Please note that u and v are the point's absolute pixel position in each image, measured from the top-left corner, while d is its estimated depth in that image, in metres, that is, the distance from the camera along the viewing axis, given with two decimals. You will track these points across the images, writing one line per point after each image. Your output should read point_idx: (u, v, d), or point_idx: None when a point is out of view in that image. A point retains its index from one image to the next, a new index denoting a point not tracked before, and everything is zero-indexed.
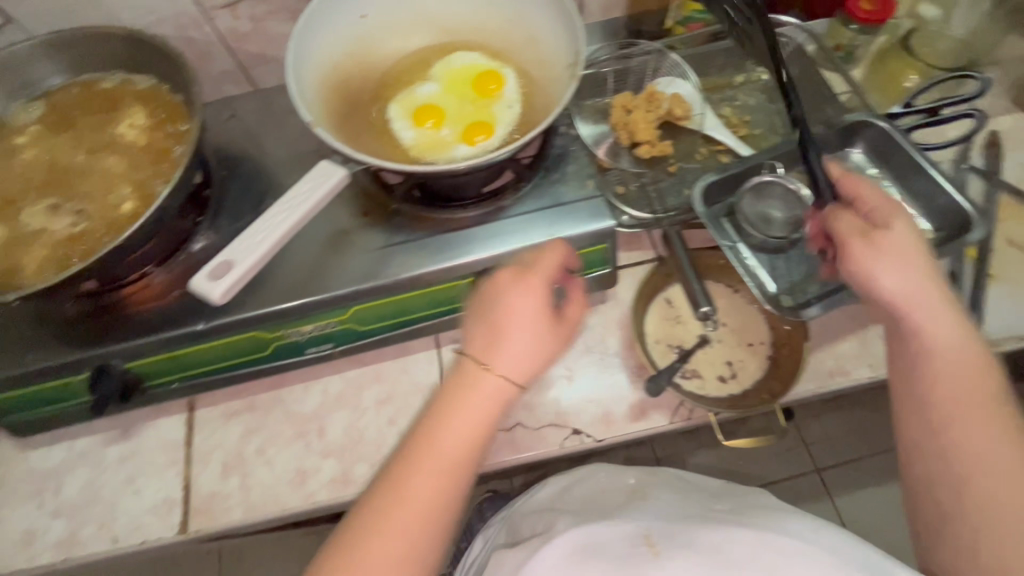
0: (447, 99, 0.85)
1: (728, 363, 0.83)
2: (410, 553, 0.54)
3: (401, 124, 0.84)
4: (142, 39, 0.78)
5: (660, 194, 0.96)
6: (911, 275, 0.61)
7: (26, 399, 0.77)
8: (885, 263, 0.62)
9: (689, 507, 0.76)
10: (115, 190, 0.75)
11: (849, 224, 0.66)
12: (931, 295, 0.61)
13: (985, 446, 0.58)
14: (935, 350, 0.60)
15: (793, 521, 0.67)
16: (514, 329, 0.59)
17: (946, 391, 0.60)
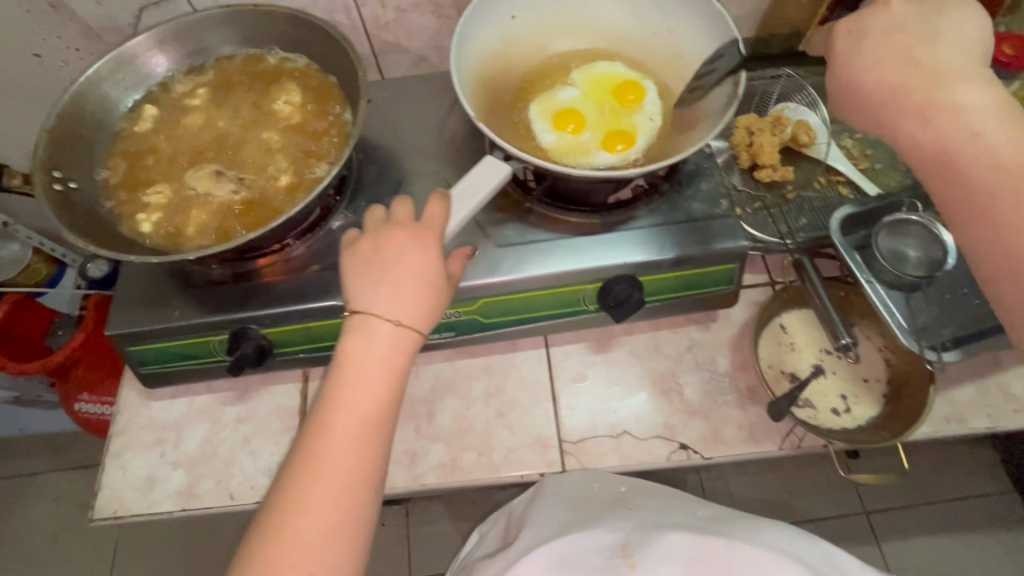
0: (588, 105, 0.87)
1: (843, 397, 0.83)
2: (349, 503, 0.52)
3: (542, 125, 0.85)
4: (311, 23, 0.82)
5: (776, 217, 0.95)
6: (890, 36, 0.60)
7: (165, 353, 0.80)
8: (847, 55, 0.62)
9: (682, 514, 0.85)
10: (273, 163, 0.80)
11: (824, 41, 0.68)
12: (891, 47, 0.59)
13: (1001, 135, 0.52)
14: (897, 79, 0.58)
15: (764, 533, 0.79)
16: (405, 289, 0.60)
17: (930, 105, 0.56)
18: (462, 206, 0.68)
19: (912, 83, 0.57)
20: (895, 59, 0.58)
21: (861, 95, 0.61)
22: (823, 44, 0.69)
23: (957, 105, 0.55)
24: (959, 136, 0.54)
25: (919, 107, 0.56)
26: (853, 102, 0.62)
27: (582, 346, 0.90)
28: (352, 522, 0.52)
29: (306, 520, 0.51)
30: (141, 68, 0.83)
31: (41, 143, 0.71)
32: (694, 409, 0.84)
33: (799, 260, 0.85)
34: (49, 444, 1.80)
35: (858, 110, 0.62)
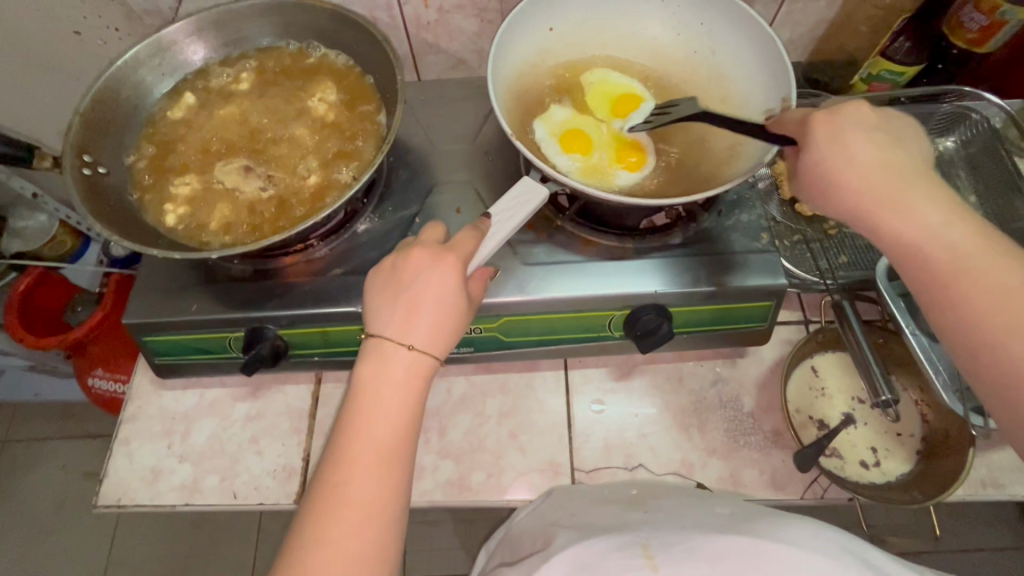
0: (587, 122, 0.82)
1: (873, 450, 0.79)
2: (371, 538, 0.51)
3: (549, 151, 0.79)
4: (353, 19, 0.80)
5: (816, 253, 0.90)
6: (852, 138, 0.58)
7: (181, 346, 0.79)
8: (817, 147, 0.59)
9: (693, 513, 0.66)
10: (302, 162, 0.79)
11: (793, 122, 0.63)
12: (857, 138, 0.58)
13: (960, 235, 0.54)
14: (863, 174, 0.57)
15: (793, 530, 0.59)
16: (425, 313, 0.57)
17: (894, 205, 0.56)
18: (501, 226, 0.66)
19: (877, 182, 0.56)
20: (863, 156, 0.57)
21: (828, 185, 0.59)
22: (790, 122, 0.63)
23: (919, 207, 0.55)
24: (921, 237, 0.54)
25: (885, 207, 0.56)
26: (817, 190, 0.60)
27: (602, 371, 0.87)
28: (376, 563, 0.50)
29: (326, 553, 0.49)
30: (179, 55, 0.82)
31: (75, 126, 0.71)
32: (715, 448, 0.81)
33: (840, 304, 0.80)
34: (60, 411, 1.83)
35: (825, 199, 0.60)
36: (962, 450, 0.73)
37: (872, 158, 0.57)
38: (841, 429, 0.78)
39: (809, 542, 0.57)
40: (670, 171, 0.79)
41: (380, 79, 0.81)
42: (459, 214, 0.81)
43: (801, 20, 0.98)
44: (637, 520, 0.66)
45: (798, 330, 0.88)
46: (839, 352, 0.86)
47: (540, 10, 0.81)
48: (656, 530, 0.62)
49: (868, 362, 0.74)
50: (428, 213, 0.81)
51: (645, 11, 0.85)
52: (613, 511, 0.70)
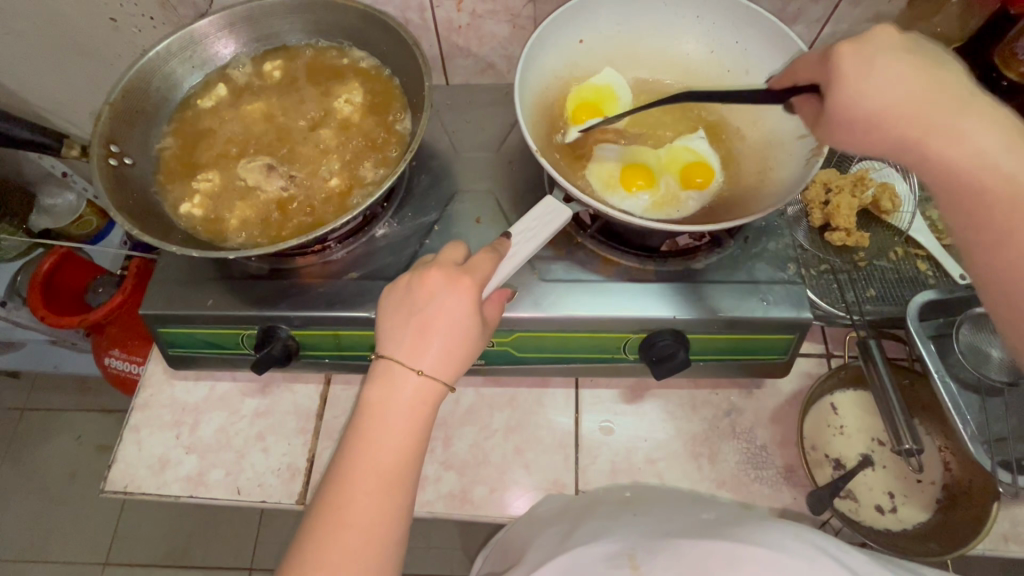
0: (638, 154, 0.79)
1: (890, 494, 0.76)
2: (371, 561, 0.51)
3: (616, 198, 0.75)
4: (381, 18, 0.79)
5: (843, 285, 0.87)
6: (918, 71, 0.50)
7: (195, 339, 0.79)
8: (855, 79, 0.51)
9: (680, 519, 0.64)
10: (324, 165, 0.78)
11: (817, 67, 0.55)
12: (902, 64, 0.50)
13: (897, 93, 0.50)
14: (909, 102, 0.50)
15: (768, 532, 0.56)
16: (437, 337, 0.56)
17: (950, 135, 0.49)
18: (522, 246, 0.66)
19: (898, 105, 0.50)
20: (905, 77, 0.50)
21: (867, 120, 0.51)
22: (808, 67, 0.57)
23: (970, 133, 0.49)
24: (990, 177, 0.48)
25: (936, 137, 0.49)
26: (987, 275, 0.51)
27: (614, 393, 0.86)
28: None
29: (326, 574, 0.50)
30: (208, 49, 0.82)
31: (104, 117, 0.71)
32: (724, 480, 0.79)
33: (866, 342, 0.76)
34: (76, 385, 1.86)
35: (858, 138, 0.53)
36: (984, 503, 0.71)
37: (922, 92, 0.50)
38: (858, 471, 0.75)
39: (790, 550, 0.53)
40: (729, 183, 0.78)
41: (408, 83, 0.81)
42: (479, 224, 0.80)
43: (844, 42, 0.94)
44: (627, 523, 0.65)
45: (819, 364, 0.86)
46: (862, 390, 0.83)
47: (571, 21, 0.79)
48: (641, 536, 0.60)
49: (891, 408, 0.71)
50: (448, 221, 0.80)
51: (680, 27, 0.82)
52: (604, 515, 0.69)
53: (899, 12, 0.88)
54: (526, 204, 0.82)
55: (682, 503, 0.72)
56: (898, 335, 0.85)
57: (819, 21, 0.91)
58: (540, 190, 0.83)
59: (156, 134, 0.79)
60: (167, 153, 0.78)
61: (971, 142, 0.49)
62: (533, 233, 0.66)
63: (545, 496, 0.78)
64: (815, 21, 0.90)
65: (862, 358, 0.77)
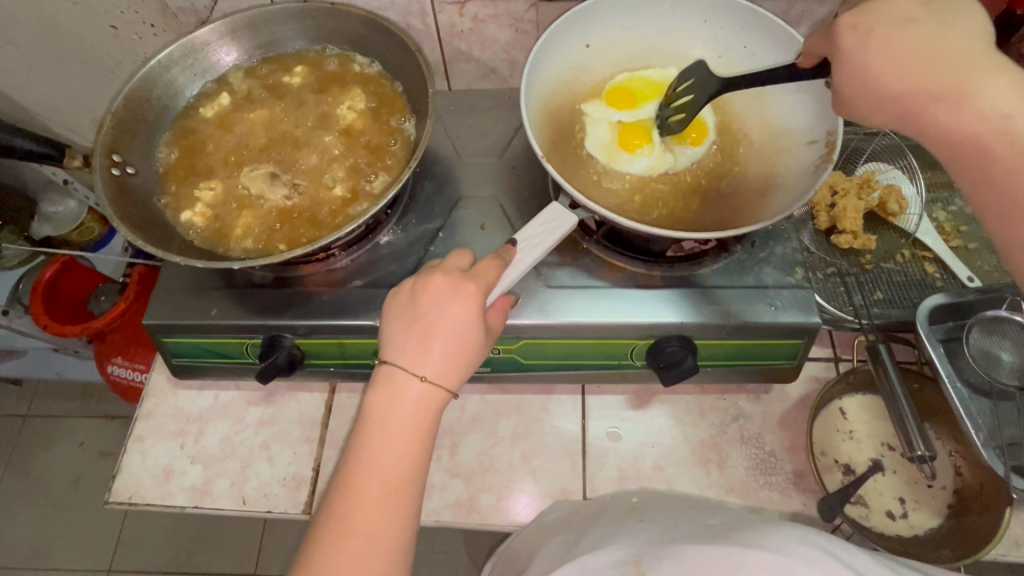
0: (634, 113, 0.80)
1: (900, 500, 0.76)
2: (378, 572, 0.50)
3: (620, 161, 0.78)
4: (384, 24, 0.79)
5: (850, 288, 0.86)
6: (884, 34, 0.49)
7: (198, 348, 0.79)
8: (852, 61, 0.51)
9: (686, 524, 0.64)
10: (328, 172, 0.78)
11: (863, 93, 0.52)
12: (885, 38, 0.49)
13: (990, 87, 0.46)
14: (892, 68, 0.49)
15: (772, 534, 0.55)
16: (440, 344, 0.55)
17: (963, 104, 0.47)
18: (527, 253, 0.65)
19: (914, 86, 0.48)
20: (897, 56, 0.48)
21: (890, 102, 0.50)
22: (820, 37, 0.55)
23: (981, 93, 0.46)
24: (998, 138, 0.46)
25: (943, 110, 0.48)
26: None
27: (620, 399, 0.85)
28: None
29: None
30: (209, 57, 0.82)
31: (106, 125, 0.71)
32: (733, 486, 0.78)
33: (876, 346, 0.76)
34: (79, 392, 1.86)
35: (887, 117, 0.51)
36: (997, 508, 0.70)
37: (896, 46, 0.48)
38: (868, 476, 0.75)
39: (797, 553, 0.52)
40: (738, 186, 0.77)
41: (411, 90, 0.80)
42: (483, 231, 0.79)
43: None
44: (632, 528, 0.64)
45: (827, 368, 0.85)
46: (871, 395, 0.82)
47: (577, 25, 0.79)
48: (647, 541, 0.60)
49: (902, 414, 0.71)
50: (452, 228, 0.80)
51: (687, 32, 0.82)
52: (611, 521, 0.68)
53: None
54: (531, 210, 0.81)
55: (687, 508, 0.71)
56: (908, 339, 0.84)
57: (824, 23, 0.90)
58: (544, 195, 0.82)
59: (159, 143, 0.79)
60: (170, 162, 0.78)
61: (987, 103, 0.46)
62: (539, 240, 0.66)
63: (552, 504, 0.77)
64: (819, 22, 0.90)
65: (872, 362, 0.76)
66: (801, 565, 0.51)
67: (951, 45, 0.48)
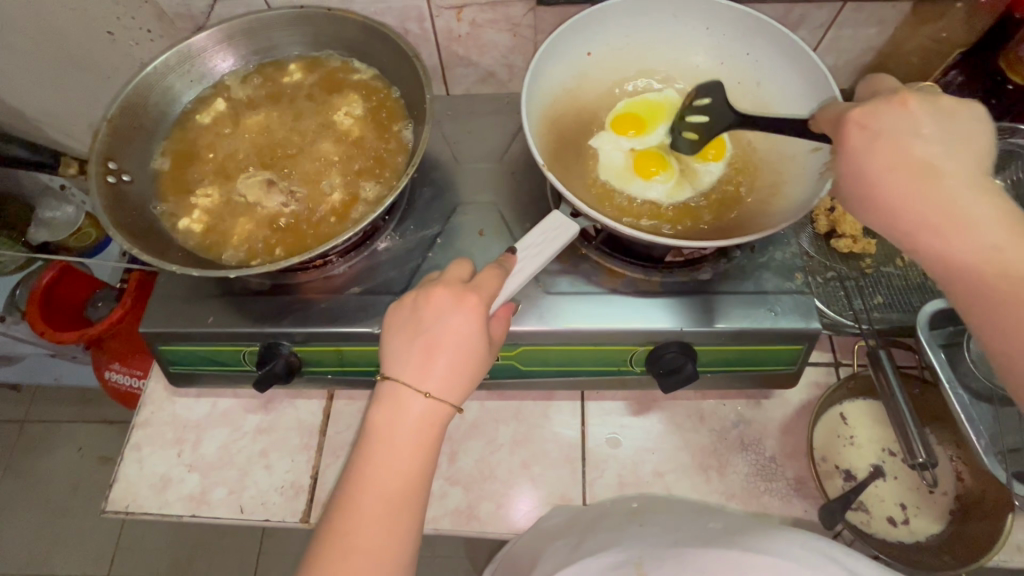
0: (647, 140, 0.80)
1: (902, 506, 0.76)
2: None
3: (636, 186, 0.77)
4: (381, 31, 0.79)
5: (850, 292, 0.86)
6: (882, 138, 0.51)
7: (195, 356, 0.78)
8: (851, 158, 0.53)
9: (687, 528, 0.64)
10: (325, 178, 0.77)
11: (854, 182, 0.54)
12: (885, 141, 0.51)
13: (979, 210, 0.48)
14: (885, 174, 0.51)
15: (775, 543, 0.55)
16: (443, 358, 0.55)
17: (952, 218, 0.48)
18: (526, 261, 0.64)
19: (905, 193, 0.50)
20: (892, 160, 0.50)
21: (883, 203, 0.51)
22: (831, 117, 0.57)
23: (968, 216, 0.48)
24: (974, 257, 0.47)
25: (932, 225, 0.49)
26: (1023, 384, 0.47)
27: (620, 405, 0.85)
28: None
29: None
30: (205, 63, 0.81)
31: (102, 133, 0.70)
32: (734, 493, 0.77)
33: (876, 352, 0.75)
34: (76, 397, 1.85)
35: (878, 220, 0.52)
36: (999, 514, 0.69)
37: (892, 151, 0.50)
38: (869, 482, 0.75)
39: (799, 561, 0.52)
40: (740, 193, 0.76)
41: (409, 95, 0.80)
42: (482, 237, 0.79)
43: (847, 48, 0.93)
44: (633, 534, 0.64)
45: (828, 373, 0.85)
46: (872, 400, 0.82)
47: (578, 33, 0.78)
48: (648, 544, 0.60)
49: (903, 420, 0.70)
50: (451, 234, 0.79)
51: (689, 38, 0.81)
52: (612, 527, 0.68)
53: (903, 17, 0.87)
54: (529, 215, 0.81)
55: (689, 514, 0.71)
56: (908, 343, 0.84)
57: (822, 27, 0.90)
58: (543, 201, 0.82)
59: (155, 150, 0.78)
60: (166, 169, 0.77)
61: (976, 230, 0.47)
62: (540, 248, 0.66)
63: (551, 510, 0.77)
64: (817, 26, 0.90)
65: (872, 368, 0.76)
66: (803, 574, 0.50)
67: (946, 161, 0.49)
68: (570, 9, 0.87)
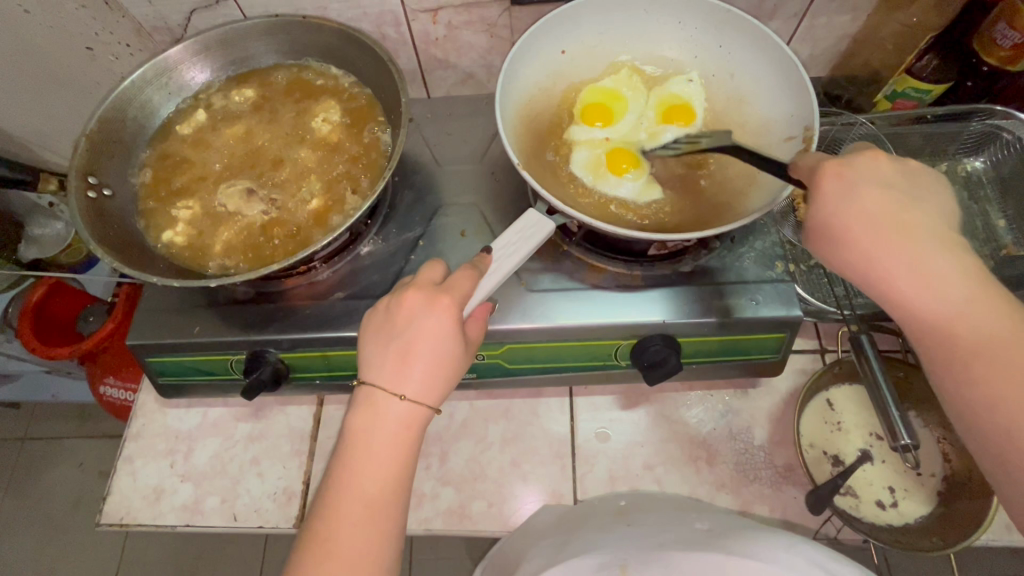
0: (617, 135, 0.79)
1: (890, 489, 0.76)
2: None
3: (607, 183, 0.76)
4: (356, 37, 0.79)
5: (833, 279, 0.86)
6: (863, 191, 0.55)
7: (183, 367, 0.79)
8: (829, 202, 0.56)
9: (673, 528, 0.64)
10: (306, 185, 0.78)
11: (808, 167, 0.59)
12: (865, 192, 0.55)
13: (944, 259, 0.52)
14: (864, 214, 0.54)
15: (760, 543, 0.55)
16: (419, 360, 0.55)
17: (913, 254, 0.53)
18: (503, 260, 0.65)
19: (876, 242, 0.54)
20: (867, 212, 0.54)
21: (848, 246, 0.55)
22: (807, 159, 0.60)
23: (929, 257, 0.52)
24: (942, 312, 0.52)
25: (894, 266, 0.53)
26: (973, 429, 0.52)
27: (609, 400, 0.85)
28: None
29: None
30: (182, 76, 0.82)
31: (80, 148, 0.71)
32: (723, 483, 0.78)
33: (858, 337, 0.75)
34: (75, 412, 1.86)
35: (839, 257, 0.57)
36: (984, 495, 0.70)
37: (860, 203, 0.55)
38: (856, 467, 0.75)
39: (784, 560, 0.52)
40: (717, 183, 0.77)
41: (386, 99, 0.80)
42: (464, 238, 0.79)
43: (822, 36, 0.94)
44: (620, 534, 0.64)
45: (813, 359, 0.85)
46: (857, 384, 0.82)
47: (550, 33, 0.79)
48: (634, 547, 0.59)
49: (886, 404, 0.70)
50: (433, 236, 0.80)
51: (661, 32, 0.82)
52: (600, 525, 0.68)
53: (876, 4, 0.88)
54: (511, 214, 0.81)
55: (677, 510, 0.71)
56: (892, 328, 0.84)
57: (796, 16, 0.90)
58: (524, 200, 0.82)
59: (136, 163, 0.79)
60: (148, 181, 0.78)
61: (933, 267, 0.52)
62: (514, 247, 0.66)
63: (542, 506, 0.77)
64: (792, 15, 0.90)
65: (854, 354, 0.75)
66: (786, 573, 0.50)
67: (915, 213, 0.54)
68: (545, 8, 0.88)
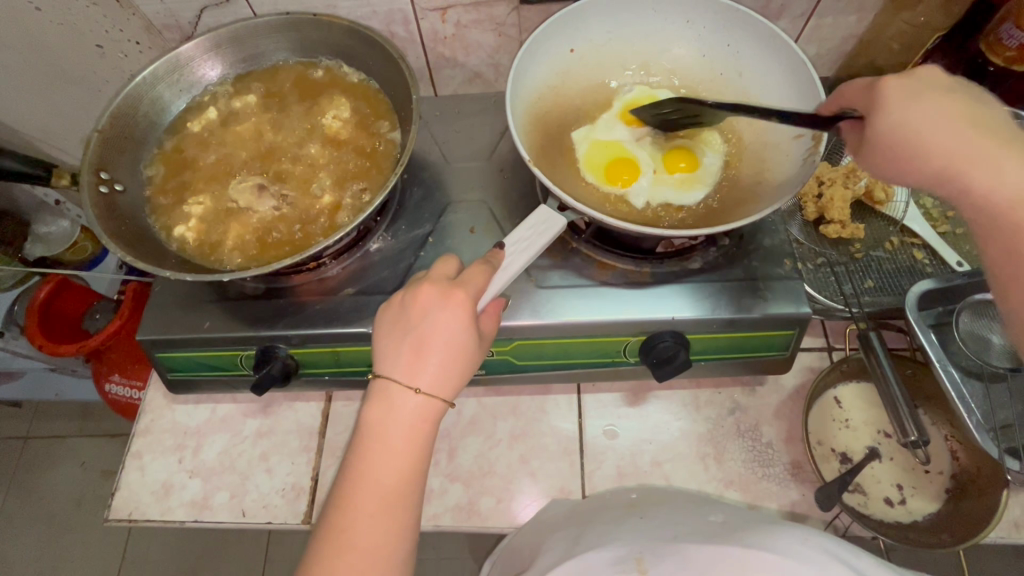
0: (647, 159, 0.79)
1: (898, 487, 0.76)
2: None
3: (703, 176, 0.77)
4: (366, 34, 0.80)
5: (841, 277, 0.86)
6: (925, 95, 0.53)
7: (193, 362, 0.79)
8: (892, 105, 0.53)
9: (686, 522, 0.64)
10: (316, 181, 0.78)
11: (861, 87, 0.58)
12: (933, 94, 0.52)
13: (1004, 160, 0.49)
14: (933, 127, 0.51)
15: (776, 537, 0.55)
16: (434, 354, 0.56)
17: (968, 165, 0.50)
18: (515, 256, 0.65)
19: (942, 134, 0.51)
20: (941, 115, 0.51)
21: (908, 153, 0.52)
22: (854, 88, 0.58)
23: (992, 166, 0.49)
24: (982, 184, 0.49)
25: (919, 158, 0.52)
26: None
27: (616, 397, 0.85)
28: None
29: None
30: (194, 72, 0.82)
31: (93, 143, 0.71)
32: (731, 480, 0.78)
33: (867, 334, 0.75)
34: (78, 410, 1.85)
35: (905, 165, 0.53)
36: (994, 491, 0.70)
37: (949, 114, 0.51)
38: (865, 464, 0.75)
39: (801, 553, 0.52)
40: (729, 181, 0.77)
41: (396, 96, 0.81)
42: (473, 234, 0.80)
43: (828, 36, 0.95)
44: (632, 527, 0.64)
45: (820, 357, 0.86)
46: (864, 382, 0.83)
47: (560, 30, 0.79)
48: (647, 540, 0.59)
49: (895, 400, 0.70)
50: (442, 232, 0.80)
51: (669, 31, 0.82)
52: (611, 519, 0.68)
53: (882, 4, 0.88)
54: (520, 211, 0.81)
55: (687, 504, 0.71)
56: (898, 325, 0.85)
57: (804, 16, 0.91)
58: (532, 197, 0.83)
59: (146, 159, 0.79)
60: (158, 177, 0.78)
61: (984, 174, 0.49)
62: (527, 243, 0.66)
63: (551, 503, 0.77)
64: (798, 15, 0.91)
65: (863, 351, 0.76)
66: (802, 565, 0.50)
67: (985, 128, 0.51)
68: (553, 7, 0.88)
